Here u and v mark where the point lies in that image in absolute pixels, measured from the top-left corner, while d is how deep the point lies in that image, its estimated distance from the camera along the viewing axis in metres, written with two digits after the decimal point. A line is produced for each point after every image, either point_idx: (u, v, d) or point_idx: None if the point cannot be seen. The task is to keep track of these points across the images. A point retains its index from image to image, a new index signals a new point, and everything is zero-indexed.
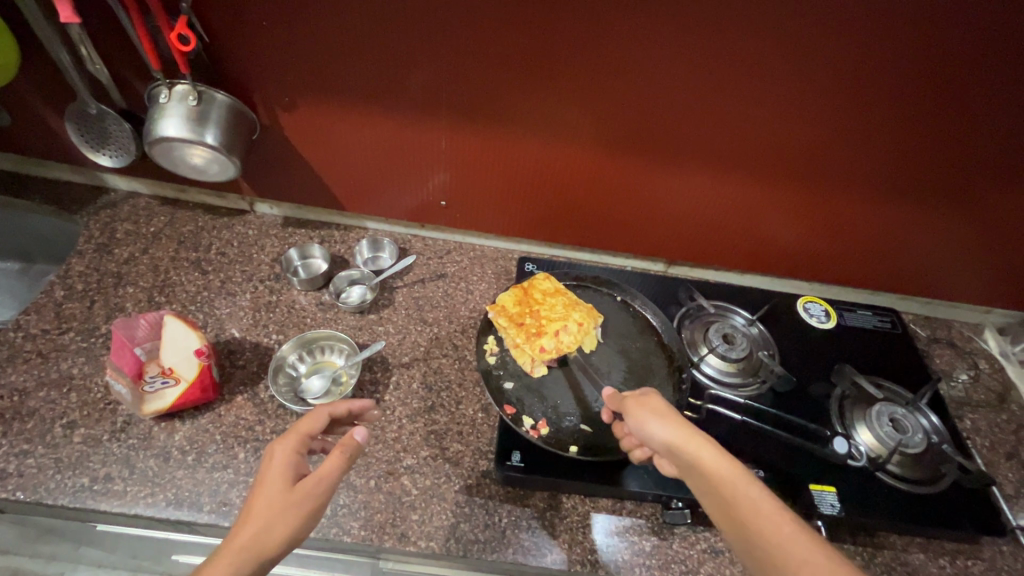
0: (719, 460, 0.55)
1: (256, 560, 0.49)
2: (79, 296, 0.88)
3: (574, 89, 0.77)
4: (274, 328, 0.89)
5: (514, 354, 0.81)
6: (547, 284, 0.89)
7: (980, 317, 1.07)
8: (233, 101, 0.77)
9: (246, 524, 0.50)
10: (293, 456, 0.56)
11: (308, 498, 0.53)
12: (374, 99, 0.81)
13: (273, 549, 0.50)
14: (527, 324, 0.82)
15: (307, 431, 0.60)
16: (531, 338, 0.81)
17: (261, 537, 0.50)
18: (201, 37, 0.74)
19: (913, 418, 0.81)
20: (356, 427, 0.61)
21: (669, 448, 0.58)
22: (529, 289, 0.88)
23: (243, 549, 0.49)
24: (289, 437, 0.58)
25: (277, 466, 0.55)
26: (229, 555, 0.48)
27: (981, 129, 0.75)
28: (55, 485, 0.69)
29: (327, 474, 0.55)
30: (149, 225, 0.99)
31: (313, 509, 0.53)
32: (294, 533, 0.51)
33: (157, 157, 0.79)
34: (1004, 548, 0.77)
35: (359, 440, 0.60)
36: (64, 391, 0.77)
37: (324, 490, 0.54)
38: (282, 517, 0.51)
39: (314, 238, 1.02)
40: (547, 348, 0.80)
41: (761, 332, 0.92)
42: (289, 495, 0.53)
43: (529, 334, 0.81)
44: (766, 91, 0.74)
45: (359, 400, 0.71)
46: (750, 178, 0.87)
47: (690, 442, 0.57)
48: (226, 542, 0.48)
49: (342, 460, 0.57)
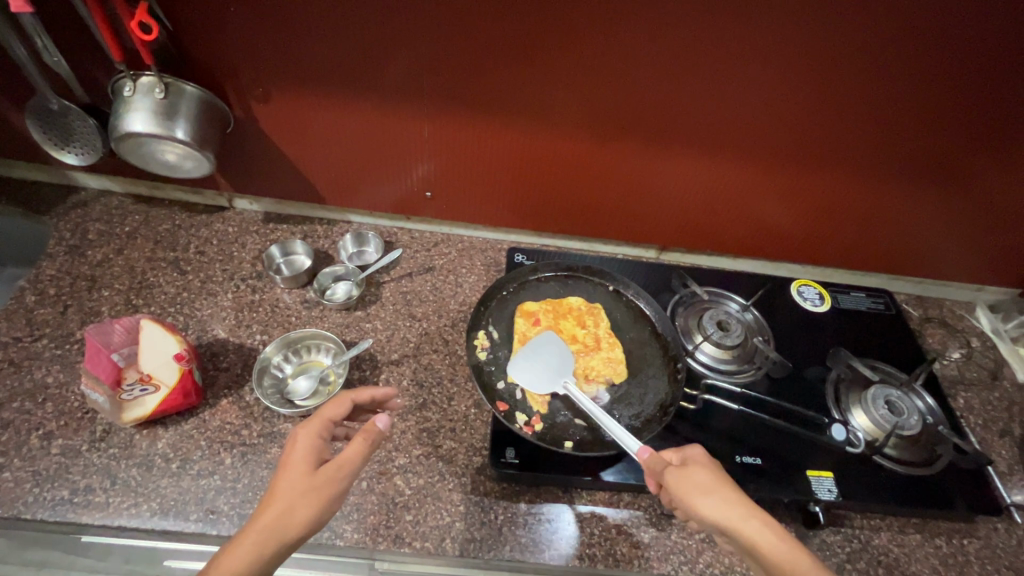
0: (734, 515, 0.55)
1: (280, 541, 0.50)
2: (51, 301, 0.85)
3: (559, 73, 0.74)
4: (259, 328, 0.86)
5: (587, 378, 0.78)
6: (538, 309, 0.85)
7: (972, 295, 1.06)
8: (203, 92, 0.74)
9: (269, 506, 0.52)
10: (316, 441, 0.57)
11: (331, 482, 0.54)
12: (352, 88, 0.78)
13: (296, 531, 0.51)
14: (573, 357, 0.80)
15: (331, 417, 0.60)
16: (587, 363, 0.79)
17: (284, 519, 0.51)
18: (163, 25, 0.70)
19: (910, 401, 0.80)
20: (379, 415, 0.61)
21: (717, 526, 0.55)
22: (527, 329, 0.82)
23: (268, 531, 0.50)
24: (313, 422, 0.59)
25: (300, 451, 0.56)
26: (253, 536, 0.50)
27: (975, 106, 0.73)
28: (34, 499, 0.67)
29: (349, 459, 0.56)
30: (122, 225, 0.95)
31: (335, 493, 0.54)
32: (316, 516, 0.52)
33: (127, 153, 0.75)
34: (998, 525, 0.78)
35: (382, 428, 0.59)
36: (40, 401, 0.75)
37: (346, 476, 0.55)
38: (304, 499, 0.52)
39: (296, 233, 0.99)
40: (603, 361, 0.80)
41: (755, 318, 0.91)
42: (311, 479, 0.54)
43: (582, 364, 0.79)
44: (758, 71, 0.72)
45: (383, 388, 0.68)
46: (740, 160, 0.85)
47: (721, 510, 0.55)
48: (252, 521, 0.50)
49: (363, 448, 0.57)
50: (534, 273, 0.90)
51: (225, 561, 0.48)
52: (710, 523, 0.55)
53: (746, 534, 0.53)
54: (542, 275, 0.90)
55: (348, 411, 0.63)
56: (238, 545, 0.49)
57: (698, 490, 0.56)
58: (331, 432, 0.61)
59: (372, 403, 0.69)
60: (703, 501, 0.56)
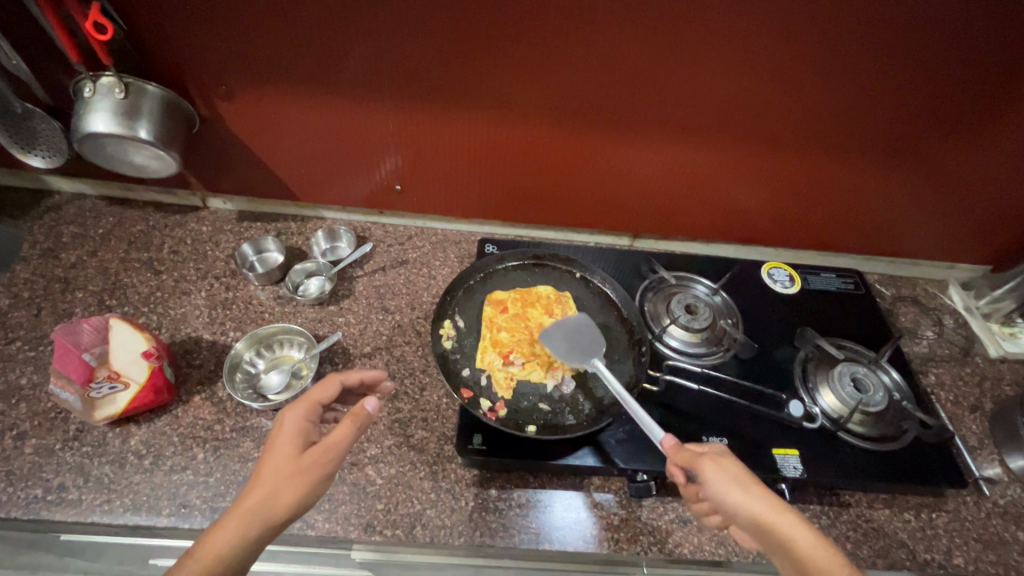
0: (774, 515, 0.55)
1: (263, 522, 0.51)
2: (25, 304, 0.85)
3: (519, 62, 0.75)
4: (232, 325, 0.87)
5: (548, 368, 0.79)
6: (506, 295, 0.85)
7: (944, 273, 1.07)
8: (165, 92, 0.74)
9: (254, 488, 0.53)
10: (302, 423, 0.58)
11: (316, 465, 0.55)
12: (313, 84, 0.78)
13: (281, 512, 0.52)
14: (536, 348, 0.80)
15: (319, 400, 0.62)
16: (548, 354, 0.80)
17: (267, 501, 0.52)
18: (117, 24, 0.70)
19: (876, 376, 0.82)
20: (369, 398, 0.61)
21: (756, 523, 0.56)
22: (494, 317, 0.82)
23: (252, 513, 0.52)
24: (300, 404, 0.60)
25: (286, 434, 0.57)
26: (237, 517, 0.51)
27: (931, 84, 0.74)
28: (7, 498, 0.67)
29: (335, 443, 0.56)
30: (96, 227, 0.95)
31: (320, 476, 0.55)
32: (300, 499, 0.53)
33: (92, 155, 0.76)
34: (967, 498, 0.79)
35: (370, 411, 0.59)
36: (13, 402, 0.75)
37: (331, 459, 0.56)
38: (289, 482, 0.54)
39: (270, 231, 0.99)
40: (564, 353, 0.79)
41: (724, 300, 0.92)
42: (296, 462, 0.55)
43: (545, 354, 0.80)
44: (716, 56, 0.72)
45: (372, 372, 0.70)
46: (705, 145, 0.85)
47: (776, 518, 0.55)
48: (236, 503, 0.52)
49: (350, 432, 0.57)
50: (501, 262, 0.91)
51: (207, 545, 0.50)
52: (746, 515, 0.56)
53: (784, 529, 0.55)
54: (508, 263, 0.91)
55: (338, 393, 0.64)
56: (220, 528, 0.51)
57: (736, 485, 0.57)
58: (320, 415, 0.62)
59: (366, 386, 0.71)
60: (742, 496, 0.57)
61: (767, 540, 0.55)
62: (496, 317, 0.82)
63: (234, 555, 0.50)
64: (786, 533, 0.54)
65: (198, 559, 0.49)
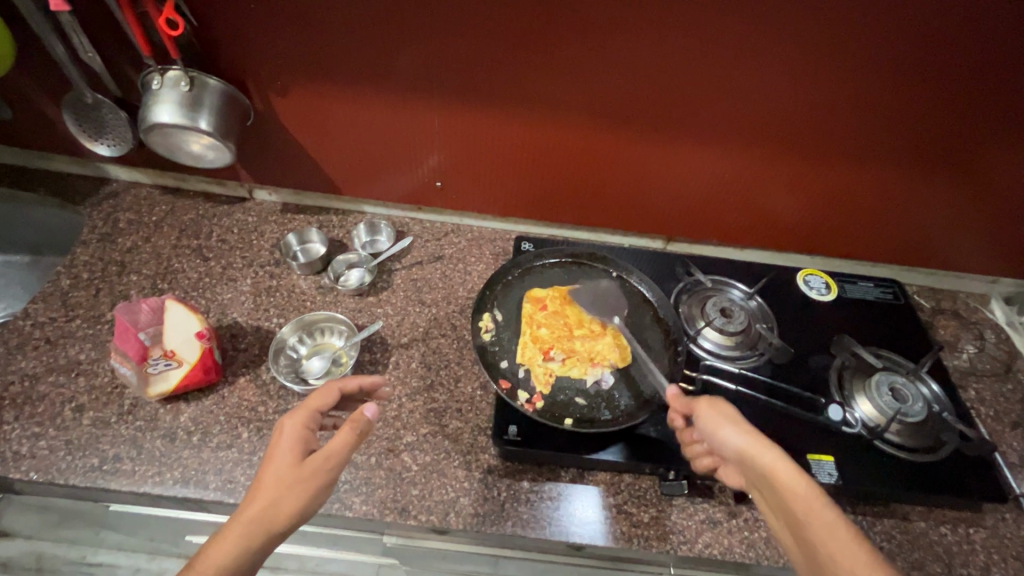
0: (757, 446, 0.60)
1: (266, 531, 0.52)
2: (85, 285, 0.90)
3: (564, 64, 0.76)
4: (275, 312, 0.90)
5: (587, 365, 0.80)
6: (545, 293, 0.87)
7: (986, 287, 1.05)
8: (226, 86, 0.78)
9: (255, 497, 0.53)
10: (301, 432, 0.59)
11: (318, 474, 0.56)
12: (365, 82, 0.81)
13: (283, 522, 0.53)
14: (575, 346, 0.82)
15: (319, 407, 0.63)
16: (587, 352, 0.81)
17: (271, 510, 0.53)
18: (189, 21, 0.74)
19: (914, 387, 0.82)
20: (367, 405, 0.63)
21: (739, 451, 0.61)
22: (533, 317, 0.84)
23: (254, 523, 0.52)
24: (299, 413, 0.61)
25: (287, 443, 0.58)
26: (240, 528, 0.51)
27: (981, 94, 0.73)
28: (66, 465, 0.71)
29: (335, 450, 0.57)
30: (151, 215, 1.00)
31: (321, 485, 0.56)
32: (303, 508, 0.54)
33: (155, 144, 0.80)
34: (1007, 515, 0.77)
35: (370, 417, 0.61)
36: (73, 375, 0.80)
37: (334, 466, 0.57)
38: (290, 491, 0.54)
39: (312, 223, 1.03)
40: (602, 351, 0.81)
41: (760, 305, 0.92)
42: (297, 471, 0.55)
43: (584, 353, 0.81)
44: (760, 63, 0.73)
45: (370, 378, 0.71)
46: (743, 150, 0.86)
47: (759, 450, 0.60)
48: (237, 513, 0.52)
49: (350, 438, 0.58)
50: (539, 259, 0.92)
51: (208, 555, 0.50)
52: (733, 449, 0.62)
53: (765, 460, 0.59)
54: (545, 261, 0.92)
55: (337, 401, 0.65)
56: (220, 539, 0.51)
57: (727, 422, 0.63)
58: (318, 422, 0.63)
59: (364, 391, 0.73)
60: (729, 432, 0.62)
61: (752, 472, 0.60)
62: (534, 316, 0.84)
63: (238, 562, 0.50)
64: (767, 463, 0.59)
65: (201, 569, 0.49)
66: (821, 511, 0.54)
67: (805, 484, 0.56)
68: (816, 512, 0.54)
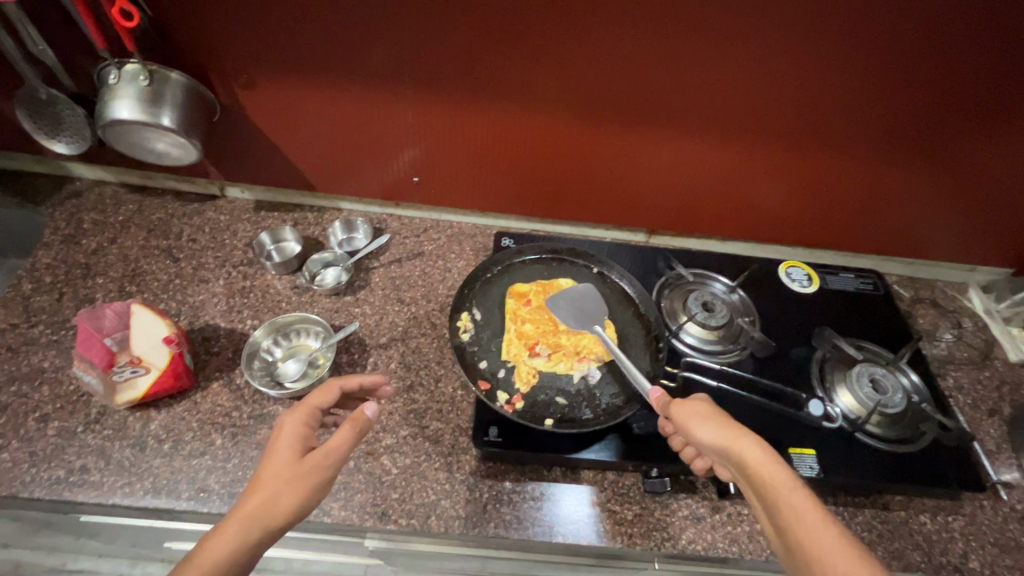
0: (732, 443, 0.59)
1: (263, 528, 0.50)
2: (47, 289, 0.86)
3: (539, 56, 0.74)
4: (250, 313, 0.87)
5: (574, 357, 0.80)
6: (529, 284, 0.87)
7: (964, 275, 1.06)
8: (188, 80, 0.75)
9: (254, 493, 0.51)
10: (302, 429, 0.57)
11: (317, 470, 0.54)
12: (336, 75, 0.78)
13: (280, 519, 0.51)
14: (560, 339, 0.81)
15: (319, 405, 0.60)
16: (572, 345, 0.81)
17: (268, 506, 0.51)
18: (143, 11, 0.70)
19: (894, 377, 0.82)
20: (369, 402, 0.61)
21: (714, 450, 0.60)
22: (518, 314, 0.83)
23: (253, 517, 0.50)
24: (300, 409, 0.58)
25: (287, 438, 0.56)
26: (238, 523, 0.50)
27: (959, 84, 0.73)
28: (30, 478, 0.68)
29: (336, 447, 0.55)
30: (116, 214, 0.96)
31: (321, 481, 0.54)
32: (301, 504, 0.52)
33: (114, 140, 0.76)
34: (984, 502, 0.78)
35: (371, 416, 0.59)
36: (36, 384, 0.77)
37: (333, 463, 0.55)
38: (289, 488, 0.52)
39: (287, 221, 1.00)
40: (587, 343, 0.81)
41: (741, 299, 0.92)
42: (297, 467, 0.54)
43: (569, 345, 0.81)
44: (738, 54, 0.72)
45: (371, 375, 0.69)
46: (723, 143, 0.85)
47: (734, 444, 0.58)
48: (235, 508, 0.50)
49: (350, 435, 0.57)
50: (519, 256, 0.91)
51: (204, 551, 0.48)
52: (707, 446, 0.60)
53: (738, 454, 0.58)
54: (525, 257, 0.91)
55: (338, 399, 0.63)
56: (219, 532, 0.49)
57: (697, 418, 0.62)
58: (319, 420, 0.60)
59: (362, 390, 0.69)
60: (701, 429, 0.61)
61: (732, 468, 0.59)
62: (517, 312, 0.83)
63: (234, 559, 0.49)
64: (745, 460, 0.57)
65: (196, 565, 0.47)
66: (798, 502, 0.53)
67: (781, 475, 0.55)
68: (794, 504, 0.53)
